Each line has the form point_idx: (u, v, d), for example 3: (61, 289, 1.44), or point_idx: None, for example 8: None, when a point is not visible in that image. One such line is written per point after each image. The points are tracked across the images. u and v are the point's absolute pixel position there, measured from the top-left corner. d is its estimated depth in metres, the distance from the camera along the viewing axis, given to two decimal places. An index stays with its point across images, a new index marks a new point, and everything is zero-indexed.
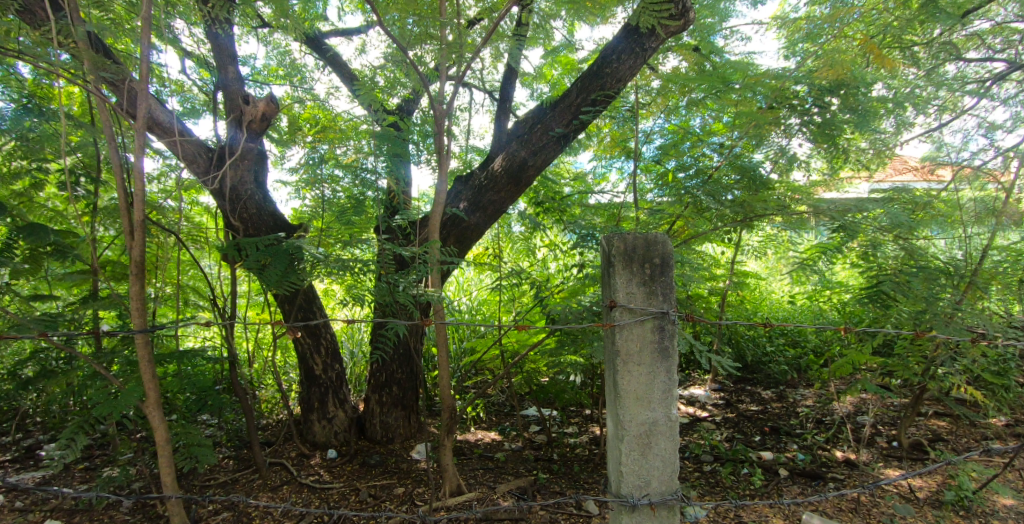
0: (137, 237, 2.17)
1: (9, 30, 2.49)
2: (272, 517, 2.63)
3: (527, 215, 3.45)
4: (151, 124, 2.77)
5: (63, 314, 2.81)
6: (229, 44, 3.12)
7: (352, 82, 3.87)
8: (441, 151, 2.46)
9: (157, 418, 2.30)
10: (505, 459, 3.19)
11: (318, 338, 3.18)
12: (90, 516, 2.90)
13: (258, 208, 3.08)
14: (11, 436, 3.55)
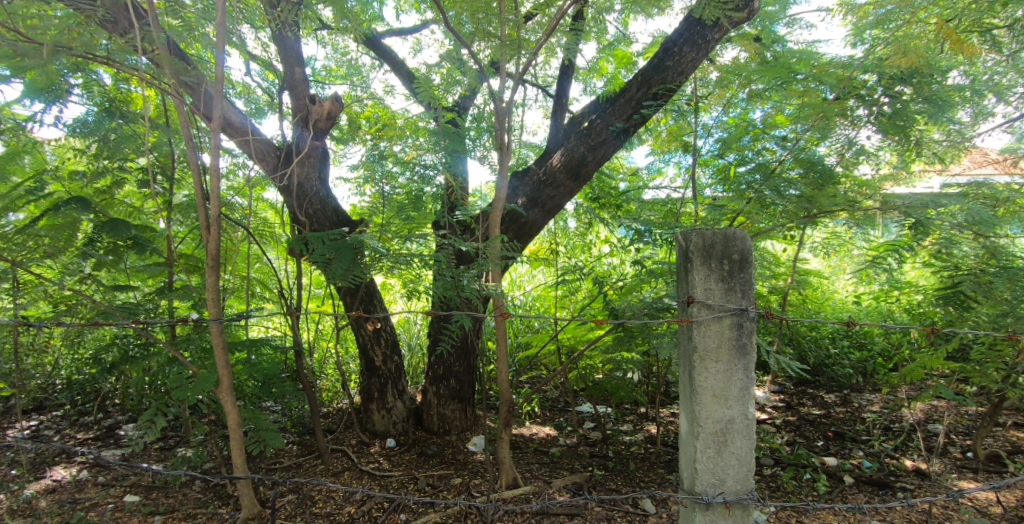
0: (213, 230, 2.29)
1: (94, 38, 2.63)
2: (335, 501, 2.74)
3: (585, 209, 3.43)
4: (225, 125, 2.90)
5: (144, 303, 2.98)
6: (295, 47, 3.23)
7: (409, 80, 3.95)
8: (503, 147, 2.48)
9: (230, 402, 2.43)
10: (560, 455, 3.19)
11: (379, 330, 3.27)
12: (167, 493, 3.08)
13: (324, 204, 3.21)
14: (95, 415, 3.81)
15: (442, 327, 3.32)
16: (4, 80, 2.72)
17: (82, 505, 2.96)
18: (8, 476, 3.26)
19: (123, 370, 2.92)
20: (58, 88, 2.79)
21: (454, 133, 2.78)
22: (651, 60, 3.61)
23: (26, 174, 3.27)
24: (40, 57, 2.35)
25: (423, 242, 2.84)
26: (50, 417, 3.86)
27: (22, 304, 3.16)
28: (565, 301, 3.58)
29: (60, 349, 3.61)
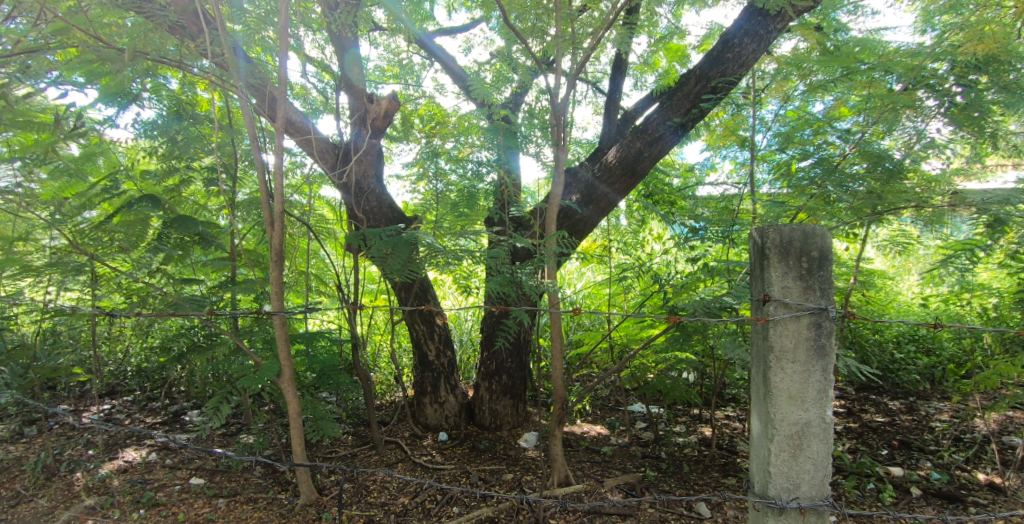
0: (278, 225, 2.37)
1: (163, 43, 2.75)
2: (389, 492, 2.81)
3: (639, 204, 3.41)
4: (288, 125, 3.02)
5: (211, 296, 3.13)
6: (352, 47, 3.32)
7: (460, 78, 4.00)
8: (559, 142, 2.51)
9: (292, 392, 2.53)
10: (612, 454, 3.17)
11: (432, 325, 3.33)
12: (230, 477, 3.22)
13: (380, 200, 3.30)
14: (162, 401, 4.01)
15: (495, 323, 3.35)
16: (80, 87, 2.86)
17: (152, 486, 3.13)
18: (85, 455, 3.48)
19: (191, 361, 3.02)
20: (130, 92, 2.95)
21: (508, 129, 2.80)
22: (709, 54, 3.71)
23: (100, 172, 3.40)
24: (117, 63, 2.48)
25: (476, 238, 2.87)
26: (121, 402, 4.09)
27: (99, 295, 3.36)
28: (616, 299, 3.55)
29: (130, 338, 3.82)
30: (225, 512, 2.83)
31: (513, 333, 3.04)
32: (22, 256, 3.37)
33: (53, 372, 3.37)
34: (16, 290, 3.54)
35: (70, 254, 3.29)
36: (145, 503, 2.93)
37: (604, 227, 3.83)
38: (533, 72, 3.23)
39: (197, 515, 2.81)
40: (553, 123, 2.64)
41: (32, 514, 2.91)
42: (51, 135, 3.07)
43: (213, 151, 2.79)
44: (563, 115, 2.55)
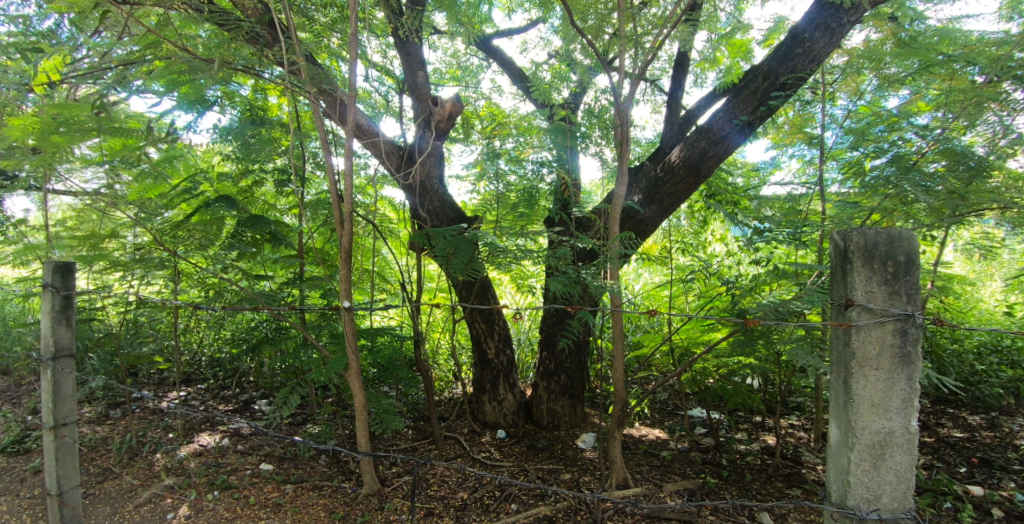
0: (347, 226, 2.47)
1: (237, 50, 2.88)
2: (449, 486, 2.93)
3: (707, 204, 3.40)
4: (357, 128, 3.14)
5: (281, 291, 3.28)
6: (416, 51, 3.39)
7: (519, 79, 4.06)
8: (625, 142, 2.56)
9: (358, 386, 2.63)
10: (671, 459, 3.26)
11: (492, 324, 3.43)
12: (296, 464, 3.38)
13: (442, 200, 3.40)
14: (233, 390, 4.23)
15: (556, 323, 3.40)
16: (162, 96, 2.96)
17: (225, 469, 3.32)
18: (165, 438, 3.73)
19: (262, 353, 3.18)
20: (206, 99, 3.10)
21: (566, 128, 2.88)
22: (776, 51, 3.60)
23: (180, 173, 3.63)
24: (199, 71, 2.62)
25: (534, 237, 2.94)
26: (196, 389, 4.34)
27: (179, 289, 3.59)
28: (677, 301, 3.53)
29: (203, 330, 4.04)
30: (293, 497, 2.98)
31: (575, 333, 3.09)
32: (110, 252, 3.64)
33: (136, 360, 3.63)
34: (102, 284, 3.82)
35: (153, 251, 3.53)
36: (219, 485, 3.12)
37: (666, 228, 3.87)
38: (592, 71, 3.23)
39: (267, 499, 2.97)
40: (617, 123, 2.66)
41: (118, 491, 3.17)
42: (137, 140, 3.31)
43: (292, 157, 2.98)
44: (627, 117, 2.56)
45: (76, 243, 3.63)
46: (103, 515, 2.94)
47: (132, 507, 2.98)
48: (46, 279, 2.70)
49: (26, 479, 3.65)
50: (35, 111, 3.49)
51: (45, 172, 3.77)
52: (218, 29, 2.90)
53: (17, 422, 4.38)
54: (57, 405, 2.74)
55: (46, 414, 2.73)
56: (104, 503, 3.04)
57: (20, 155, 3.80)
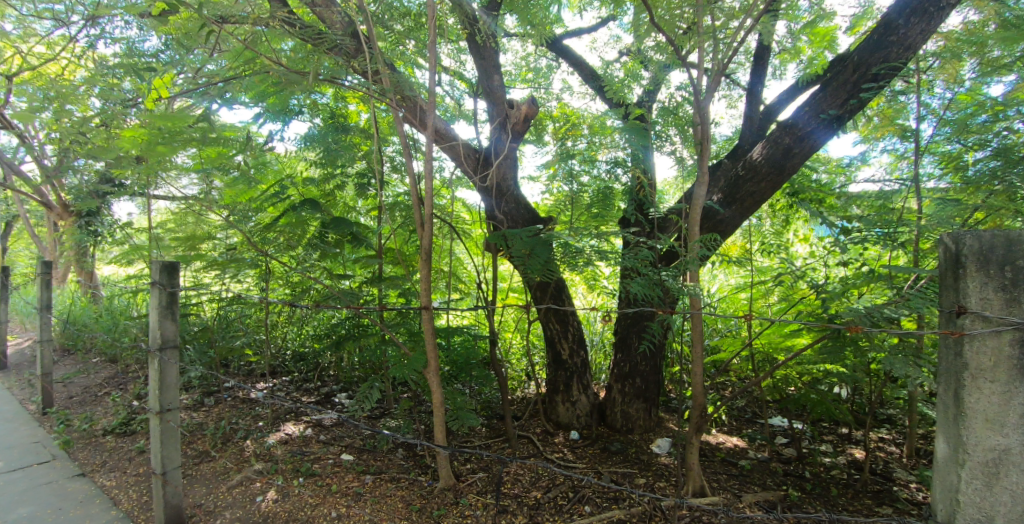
0: (427, 228, 2.56)
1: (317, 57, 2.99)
2: (523, 484, 3.10)
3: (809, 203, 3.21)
4: (437, 134, 3.28)
5: (362, 290, 3.43)
6: (495, 56, 3.57)
7: (592, 80, 4.19)
8: (705, 141, 2.51)
9: (436, 383, 2.70)
10: (750, 468, 3.40)
11: (566, 325, 3.60)
12: (376, 455, 3.55)
13: (517, 202, 3.49)
14: (315, 382, 4.46)
15: (629, 326, 3.59)
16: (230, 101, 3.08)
17: (309, 457, 3.52)
18: (255, 426, 4.00)
19: (345, 348, 3.36)
20: (281, 104, 3.18)
21: (641, 129, 2.96)
22: (866, 40, 3.40)
23: (268, 178, 3.88)
24: (284, 79, 2.76)
25: (608, 238, 3.07)
26: (281, 381, 4.59)
27: (267, 287, 3.85)
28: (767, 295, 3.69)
29: (288, 325, 4.30)
30: (373, 487, 3.12)
31: (653, 334, 3.28)
32: (206, 252, 3.94)
33: (229, 353, 3.90)
34: (197, 281, 4.14)
35: (244, 251, 3.80)
36: (304, 472, 3.30)
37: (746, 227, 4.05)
38: (666, 66, 3.18)
39: (348, 488, 3.12)
40: (696, 122, 2.62)
41: (213, 472, 3.43)
42: (230, 149, 3.56)
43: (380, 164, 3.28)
44: (707, 115, 2.52)
45: (178, 245, 3.97)
46: (201, 494, 3.20)
47: (226, 488, 3.22)
48: (154, 277, 2.91)
49: (132, 458, 4.01)
50: (141, 123, 3.83)
51: (149, 179, 4.14)
52: (302, 39, 3.03)
53: (124, 406, 4.82)
54: (163, 391, 2.94)
55: (153, 400, 2.94)
56: (202, 483, 3.30)
57: (128, 164, 4.19)
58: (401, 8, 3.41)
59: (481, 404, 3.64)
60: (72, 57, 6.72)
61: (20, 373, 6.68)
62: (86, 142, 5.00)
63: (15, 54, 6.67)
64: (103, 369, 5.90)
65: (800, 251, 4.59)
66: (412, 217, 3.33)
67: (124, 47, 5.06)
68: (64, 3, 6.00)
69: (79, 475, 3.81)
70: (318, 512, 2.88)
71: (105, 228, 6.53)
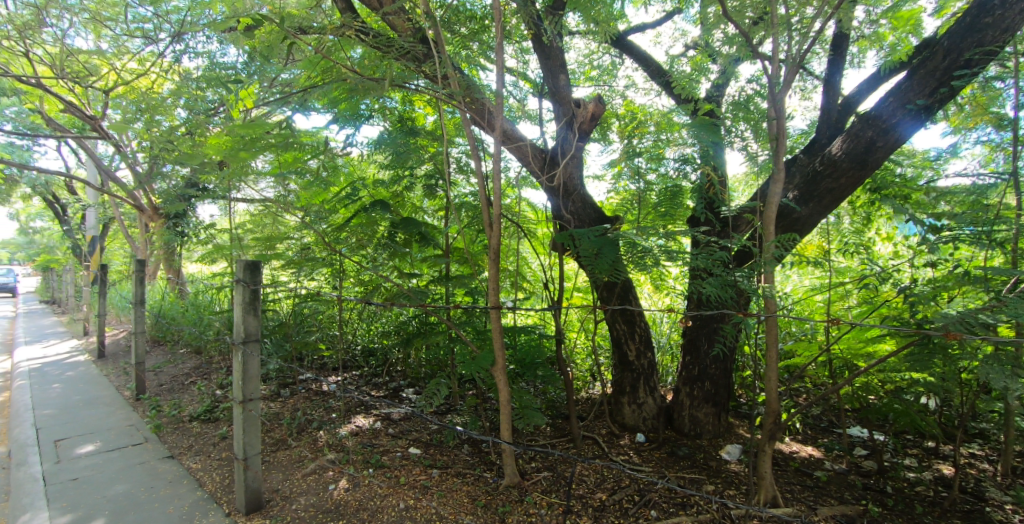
0: (496, 228, 2.60)
1: (386, 62, 3.09)
2: (588, 485, 3.11)
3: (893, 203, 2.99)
4: (506, 135, 3.37)
5: (430, 288, 3.54)
6: (561, 56, 3.64)
7: (658, 75, 4.21)
8: (780, 137, 2.41)
9: (503, 381, 2.71)
10: (827, 480, 3.24)
11: (633, 325, 3.68)
12: (442, 450, 3.65)
13: (584, 202, 3.55)
14: (384, 378, 4.64)
15: (698, 329, 3.60)
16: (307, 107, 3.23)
17: (379, 450, 3.66)
18: (328, 417, 4.20)
19: (414, 345, 3.49)
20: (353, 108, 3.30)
21: (710, 125, 2.96)
22: (959, 22, 3.15)
23: (340, 180, 4.07)
24: (358, 85, 2.86)
25: (676, 237, 3.04)
26: (352, 376, 4.80)
27: (341, 285, 4.04)
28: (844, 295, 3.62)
29: (358, 321, 4.50)
30: (440, 481, 3.20)
31: (728, 336, 3.21)
32: (282, 251, 4.18)
33: (304, 346, 4.13)
34: (275, 279, 4.40)
35: (318, 250, 4.00)
36: (374, 463, 3.44)
37: (823, 226, 3.96)
38: (736, 59, 3.09)
39: (416, 480, 3.23)
40: (771, 116, 2.52)
41: (290, 460, 3.63)
42: (305, 153, 3.76)
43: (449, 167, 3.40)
44: (782, 109, 2.42)
45: (257, 244, 4.23)
46: (278, 480, 3.38)
47: (301, 475, 3.40)
48: (239, 274, 3.08)
49: (215, 443, 4.30)
50: (225, 131, 4.11)
51: (231, 183, 4.43)
52: (374, 46, 3.14)
53: (208, 395, 5.19)
54: (246, 382, 3.10)
55: (237, 390, 3.10)
56: (279, 470, 3.50)
57: (212, 169, 4.50)
58: (466, 12, 3.49)
59: (546, 403, 3.72)
60: (160, 72, 7.29)
61: (117, 361, 7.33)
62: (175, 149, 5.40)
63: (111, 70, 7.30)
64: (188, 359, 6.37)
65: (881, 250, 4.38)
66: (478, 218, 3.42)
67: (207, 60, 5.44)
68: (153, 22, 6.50)
69: (169, 457, 4.13)
70: (387, 502, 2.98)
71: (191, 229, 7.19)
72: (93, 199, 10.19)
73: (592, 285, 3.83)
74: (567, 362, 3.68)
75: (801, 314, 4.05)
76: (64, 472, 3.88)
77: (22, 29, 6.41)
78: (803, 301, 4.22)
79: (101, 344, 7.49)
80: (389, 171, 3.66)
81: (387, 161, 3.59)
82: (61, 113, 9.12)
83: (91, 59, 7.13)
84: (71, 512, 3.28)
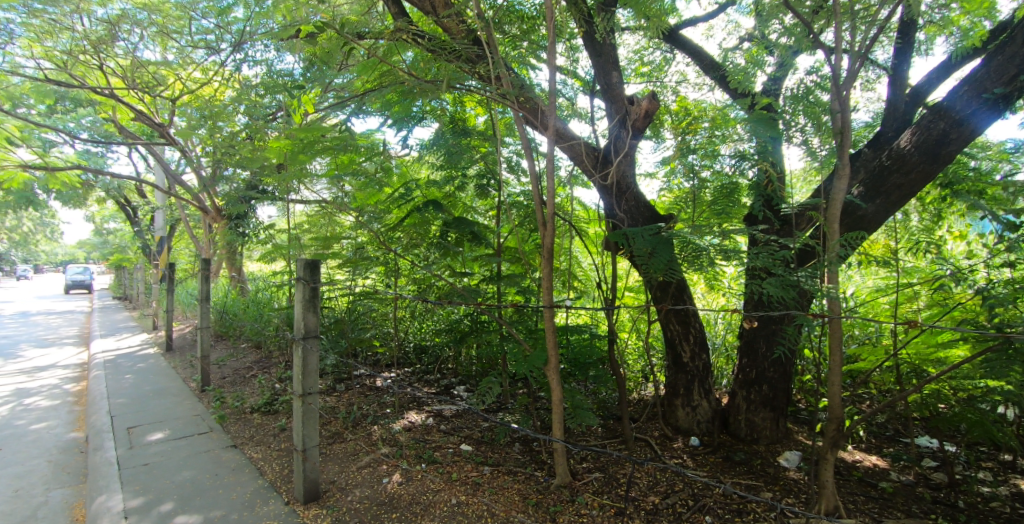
0: (549, 227, 2.59)
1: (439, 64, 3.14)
2: (640, 487, 3.07)
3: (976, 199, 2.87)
4: (559, 134, 3.38)
5: (481, 287, 3.59)
6: (614, 52, 3.62)
7: (712, 69, 4.11)
8: (844, 130, 2.31)
9: (556, 380, 2.70)
10: (892, 492, 3.07)
11: (688, 326, 3.61)
12: (493, 447, 3.70)
13: (637, 200, 3.52)
14: (435, 375, 4.75)
15: (757, 331, 3.50)
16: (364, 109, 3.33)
17: (431, 446, 3.74)
18: (382, 412, 4.32)
19: (468, 343, 3.55)
20: (406, 111, 3.37)
21: (768, 118, 2.87)
22: None
23: (393, 181, 4.16)
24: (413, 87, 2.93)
25: (732, 236, 2.97)
26: (404, 372, 4.93)
27: (394, 284, 4.15)
28: (914, 296, 3.43)
29: (411, 319, 4.61)
30: (491, 478, 3.24)
31: (789, 339, 3.09)
32: (338, 250, 4.32)
33: (360, 343, 4.27)
34: (331, 277, 4.56)
35: (372, 250, 4.12)
36: (426, 459, 3.51)
37: (889, 224, 3.77)
38: (794, 50, 2.98)
39: (468, 477, 3.27)
40: (834, 109, 2.41)
41: (345, 453, 3.75)
42: (360, 156, 3.87)
43: (500, 168, 3.43)
44: (847, 101, 2.32)
45: (314, 244, 4.39)
46: (334, 472, 3.50)
47: (356, 468, 3.50)
48: (300, 273, 3.18)
49: (275, 434, 4.50)
50: (285, 135, 4.28)
51: (290, 186, 4.62)
52: (428, 48, 3.19)
53: (269, 388, 5.43)
54: (305, 376, 3.20)
55: (297, 384, 3.20)
56: (335, 462, 3.62)
57: (272, 172, 4.70)
58: (516, 12, 3.51)
59: (598, 404, 3.70)
60: (221, 80, 7.67)
61: (184, 354, 7.78)
62: (236, 153, 5.67)
63: (177, 80, 7.74)
64: (249, 353, 6.70)
65: (953, 248, 4.14)
66: (530, 217, 3.44)
67: (266, 68, 5.69)
68: (215, 33, 6.85)
69: (232, 446, 4.35)
70: (439, 497, 3.03)
71: (250, 229, 7.55)
72: (161, 202, 10.84)
73: (645, 285, 3.78)
74: (620, 362, 3.64)
75: (865, 316, 3.87)
76: (138, 458, 4.15)
77: (98, 44, 6.86)
78: (867, 303, 4.03)
79: (170, 338, 7.97)
80: (441, 171, 3.73)
81: (439, 161, 3.65)
82: (131, 122, 9.74)
83: (159, 70, 7.57)
84: (145, 494, 3.50)
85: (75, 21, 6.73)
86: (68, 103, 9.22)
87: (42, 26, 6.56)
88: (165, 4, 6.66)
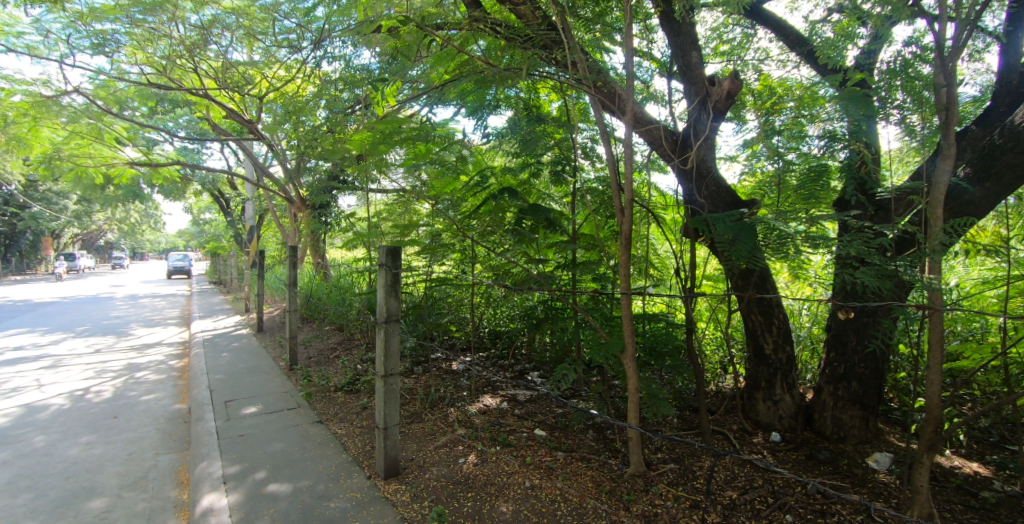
0: (626, 214, 2.55)
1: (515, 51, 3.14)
2: (716, 481, 2.99)
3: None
4: (636, 119, 3.31)
5: (554, 274, 3.61)
6: (693, 31, 3.48)
7: (801, 43, 3.85)
8: (949, 106, 2.09)
9: (631, 368, 2.67)
10: (997, 502, 2.80)
11: (770, 317, 3.46)
12: (566, 433, 3.73)
13: (718, 185, 3.39)
14: (509, 360, 4.87)
15: (847, 323, 3.28)
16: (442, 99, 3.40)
17: (504, 429, 3.83)
18: (458, 395, 4.49)
19: (541, 329, 3.58)
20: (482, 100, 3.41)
21: (859, 96, 2.67)
22: None
23: (467, 169, 4.24)
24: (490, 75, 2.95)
25: (821, 223, 2.80)
26: (479, 357, 5.09)
27: (469, 270, 4.26)
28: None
29: (485, 306, 4.73)
30: (564, 464, 3.27)
31: (885, 332, 2.88)
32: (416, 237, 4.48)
33: (437, 327, 4.43)
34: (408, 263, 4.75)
35: (448, 237, 4.24)
36: (501, 441, 3.60)
37: (1002, 208, 3.41)
38: (891, 20, 2.73)
39: (541, 461, 3.33)
40: (938, 85, 2.20)
41: (423, 432, 3.91)
42: (435, 146, 3.96)
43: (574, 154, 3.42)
44: (953, 74, 2.10)
45: (393, 231, 4.57)
46: (413, 450, 3.66)
47: (433, 447, 3.65)
48: (382, 259, 3.29)
49: (357, 412, 4.78)
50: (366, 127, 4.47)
51: (369, 175, 4.82)
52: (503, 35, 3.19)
53: (350, 368, 5.78)
54: (388, 359, 3.33)
55: (380, 365, 3.35)
56: (414, 440, 3.79)
57: (353, 163, 4.93)
58: None
59: (673, 394, 3.63)
60: (302, 76, 8.08)
61: (274, 334, 8.42)
62: (318, 147, 5.98)
63: (263, 78, 8.23)
64: (332, 335, 7.14)
65: None
66: (604, 204, 3.40)
67: (345, 63, 5.93)
68: (297, 33, 7.22)
69: (318, 422, 4.66)
70: (513, 479, 3.11)
71: (332, 218, 7.99)
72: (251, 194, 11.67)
73: (724, 273, 3.65)
74: (697, 352, 3.55)
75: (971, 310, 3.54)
76: (235, 428, 4.54)
77: (192, 49, 7.40)
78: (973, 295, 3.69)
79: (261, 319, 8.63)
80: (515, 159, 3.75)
81: (512, 149, 3.67)
82: (223, 120, 10.50)
83: (247, 70, 8.08)
84: (242, 462, 3.83)
85: (172, 29, 7.29)
86: (168, 105, 10.06)
87: (143, 35, 7.11)
88: (251, 7, 7.07)
